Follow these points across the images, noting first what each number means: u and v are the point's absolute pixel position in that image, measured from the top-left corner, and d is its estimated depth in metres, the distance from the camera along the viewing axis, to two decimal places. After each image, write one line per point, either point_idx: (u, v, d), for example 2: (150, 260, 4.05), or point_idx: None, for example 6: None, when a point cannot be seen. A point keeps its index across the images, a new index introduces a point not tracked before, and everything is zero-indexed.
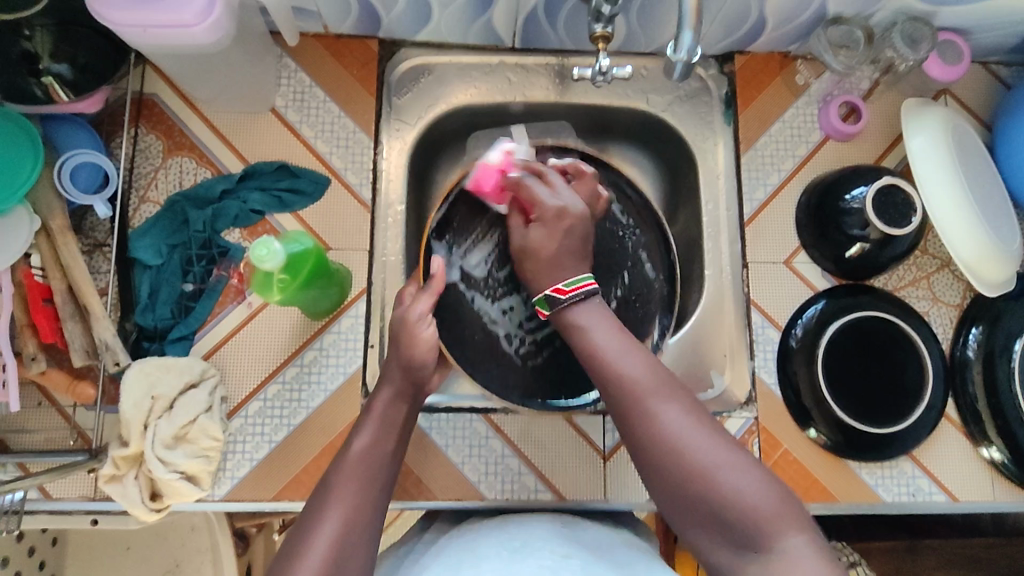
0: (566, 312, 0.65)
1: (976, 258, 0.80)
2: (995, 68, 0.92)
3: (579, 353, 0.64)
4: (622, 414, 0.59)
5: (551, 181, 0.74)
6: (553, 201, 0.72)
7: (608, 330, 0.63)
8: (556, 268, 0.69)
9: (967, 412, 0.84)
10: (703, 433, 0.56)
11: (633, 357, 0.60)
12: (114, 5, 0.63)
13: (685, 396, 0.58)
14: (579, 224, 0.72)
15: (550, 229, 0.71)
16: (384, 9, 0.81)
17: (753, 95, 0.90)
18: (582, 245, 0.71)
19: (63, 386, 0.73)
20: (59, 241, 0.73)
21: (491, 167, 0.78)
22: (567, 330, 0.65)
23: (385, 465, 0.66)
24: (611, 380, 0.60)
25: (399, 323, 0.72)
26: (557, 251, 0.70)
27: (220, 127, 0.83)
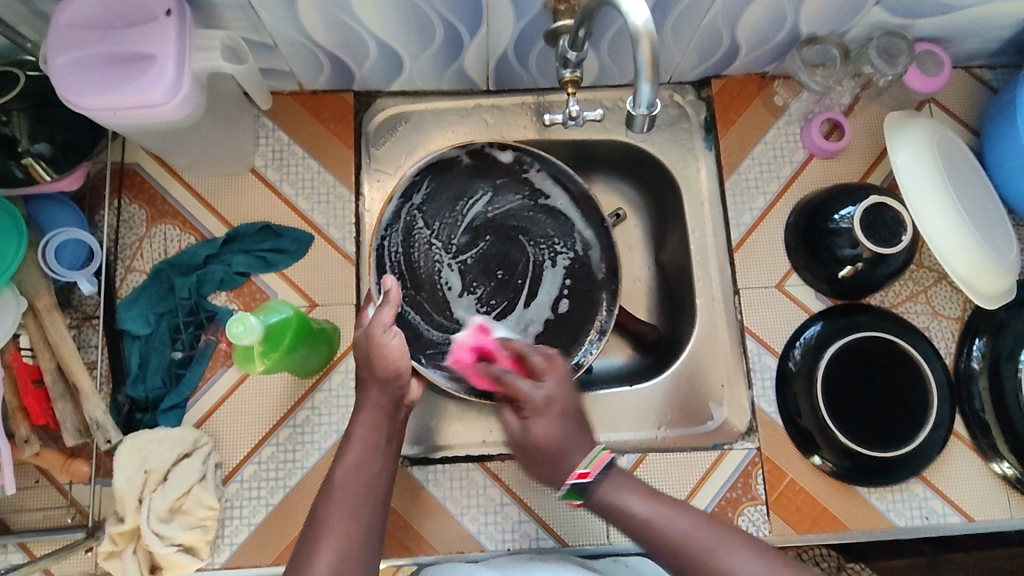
0: (599, 491, 0.65)
1: (972, 272, 0.78)
2: (979, 71, 0.90)
3: (621, 529, 0.65)
4: (691, 572, 0.60)
5: (535, 362, 0.70)
6: (540, 389, 0.67)
7: (642, 497, 0.64)
8: (563, 457, 0.65)
9: (976, 428, 0.81)
10: (778, 572, 0.59)
11: (666, 510, 0.63)
12: (80, 91, 0.63)
13: (746, 540, 0.61)
14: (563, 391, 0.67)
15: (546, 411, 0.66)
16: (355, 63, 0.81)
17: (733, 119, 0.89)
18: (579, 425, 0.67)
19: (58, 465, 0.73)
20: (45, 320, 0.74)
21: None
22: (604, 511, 0.66)
23: (371, 494, 0.66)
24: (663, 545, 0.62)
25: (364, 342, 0.69)
26: (561, 438, 0.65)
27: (200, 192, 0.84)
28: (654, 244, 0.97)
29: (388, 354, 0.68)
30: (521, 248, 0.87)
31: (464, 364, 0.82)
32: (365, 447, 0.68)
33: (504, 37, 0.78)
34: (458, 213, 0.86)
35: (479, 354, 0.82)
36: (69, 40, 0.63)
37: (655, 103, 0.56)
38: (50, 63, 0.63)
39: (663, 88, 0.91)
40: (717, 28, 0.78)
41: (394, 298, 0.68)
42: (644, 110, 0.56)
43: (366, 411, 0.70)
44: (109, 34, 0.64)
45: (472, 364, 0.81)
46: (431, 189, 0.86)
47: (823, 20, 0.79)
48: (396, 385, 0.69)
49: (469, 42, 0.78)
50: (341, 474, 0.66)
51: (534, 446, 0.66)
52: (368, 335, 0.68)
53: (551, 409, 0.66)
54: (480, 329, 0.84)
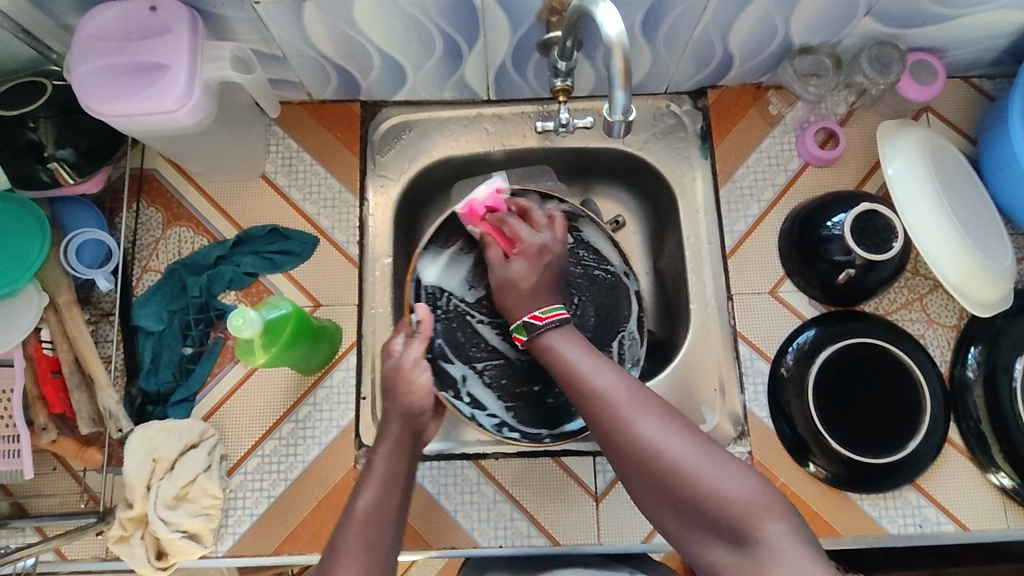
0: (542, 336, 0.67)
1: (965, 279, 0.78)
2: (977, 81, 0.91)
3: (552, 374, 0.66)
4: (602, 425, 0.61)
5: (536, 218, 0.76)
6: (536, 239, 0.73)
7: (583, 355, 0.64)
8: (529, 300, 0.71)
9: (971, 436, 0.81)
10: (680, 436, 0.58)
11: (605, 373, 0.63)
12: (99, 99, 0.68)
13: (661, 406, 0.61)
14: (555, 259, 0.73)
15: (533, 264, 0.72)
16: (361, 74, 0.85)
17: (728, 128, 0.91)
18: (557, 282, 0.72)
19: (72, 452, 0.77)
20: (66, 315, 0.78)
21: (479, 200, 0.77)
22: (541, 355, 0.67)
23: (390, 527, 0.63)
24: (585, 400, 0.62)
25: (392, 373, 0.70)
26: (535, 288, 0.71)
27: (213, 196, 0.88)
28: (652, 251, 0.99)
29: (413, 389, 0.69)
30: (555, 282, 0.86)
31: (472, 216, 0.78)
32: (384, 479, 0.66)
33: (501, 49, 0.81)
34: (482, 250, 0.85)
35: (490, 209, 0.77)
36: (90, 50, 0.68)
37: (630, 109, 0.60)
38: (72, 72, 0.68)
39: (660, 98, 0.93)
40: (710, 39, 0.81)
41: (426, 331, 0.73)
42: (619, 116, 0.60)
43: (384, 446, 0.68)
44: (127, 46, 0.69)
45: (481, 221, 0.77)
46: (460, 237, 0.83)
47: (813, 31, 0.80)
48: (417, 420, 0.69)
49: (468, 53, 0.82)
50: (361, 509, 0.63)
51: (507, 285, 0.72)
52: (397, 367, 0.70)
53: (537, 256, 0.72)
54: (495, 188, 0.78)
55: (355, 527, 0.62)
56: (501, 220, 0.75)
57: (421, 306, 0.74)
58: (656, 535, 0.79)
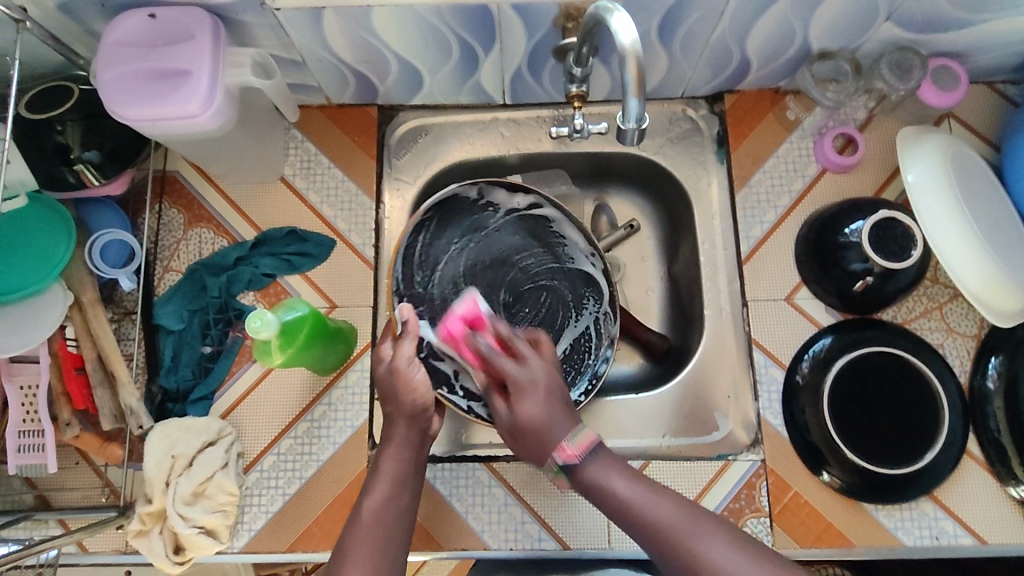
0: (583, 466, 0.63)
1: (984, 288, 0.77)
2: (1001, 86, 0.89)
3: (602, 507, 0.64)
4: (665, 557, 0.59)
5: (520, 347, 0.66)
6: (532, 367, 0.65)
7: (634, 484, 0.62)
8: (549, 430, 0.63)
9: (990, 447, 0.79)
10: (755, 565, 0.57)
11: (662, 501, 0.61)
12: (125, 104, 0.70)
13: (723, 525, 0.60)
14: (556, 379, 0.65)
15: (537, 396, 0.63)
16: (378, 78, 0.86)
17: (745, 133, 0.90)
18: (567, 404, 0.65)
19: (95, 448, 0.79)
20: (89, 314, 0.80)
21: (459, 316, 0.71)
22: (588, 492, 0.63)
23: (393, 536, 0.64)
24: (642, 527, 0.61)
25: (387, 377, 0.68)
26: (546, 417, 0.63)
27: (233, 198, 0.90)
28: (666, 256, 0.99)
29: (415, 388, 0.68)
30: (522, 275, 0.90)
31: (452, 335, 0.71)
32: (393, 483, 0.67)
33: (516, 55, 0.81)
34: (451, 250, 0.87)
35: (471, 325, 0.70)
36: (116, 57, 0.70)
37: (644, 117, 0.60)
38: (98, 78, 0.70)
39: (676, 103, 0.93)
40: (726, 45, 0.80)
41: (415, 329, 0.69)
42: (633, 125, 0.60)
43: (390, 449, 0.68)
44: (152, 52, 0.70)
45: (463, 334, 0.70)
46: (434, 229, 0.85)
47: (832, 36, 0.80)
48: (423, 418, 0.69)
49: (484, 58, 0.82)
50: (369, 510, 0.64)
51: (522, 427, 0.64)
52: (393, 368, 0.67)
53: (536, 385, 0.64)
54: (472, 302, 0.72)
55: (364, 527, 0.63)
56: (478, 341, 0.67)
57: (404, 308, 0.71)
58: None
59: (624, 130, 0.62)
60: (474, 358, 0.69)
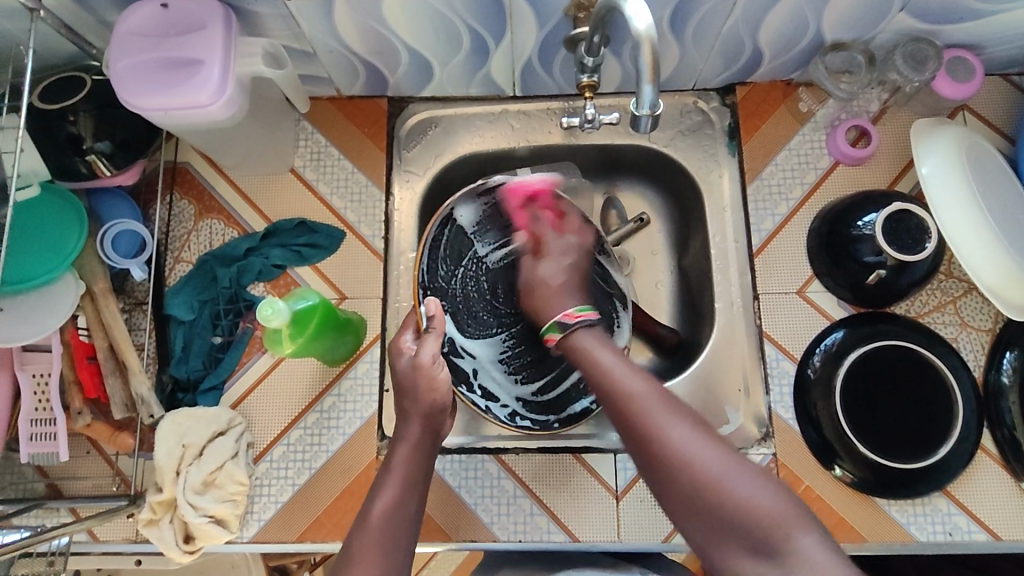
0: (575, 336, 0.66)
1: (1001, 281, 0.76)
2: (1016, 79, 0.89)
3: (585, 376, 0.64)
4: (629, 427, 0.58)
5: (569, 223, 0.79)
6: (561, 241, 0.77)
7: (615, 359, 0.62)
8: (559, 299, 0.71)
9: (1005, 442, 0.79)
10: (711, 445, 0.56)
11: (637, 376, 0.60)
12: (137, 93, 0.70)
13: (687, 410, 0.59)
14: (581, 258, 0.76)
15: (561, 264, 0.74)
16: (388, 70, 0.86)
17: (757, 125, 0.90)
18: (584, 281, 0.74)
19: (106, 437, 0.80)
20: (101, 303, 0.80)
21: (532, 186, 0.83)
22: (573, 359, 0.66)
23: (402, 531, 0.63)
24: (616, 398, 0.60)
25: (408, 374, 0.68)
26: (563, 283, 0.72)
27: (243, 189, 0.90)
28: (677, 249, 0.98)
29: (435, 386, 0.68)
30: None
31: (517, 198, 0.83)
32: (407, 470, 0.66)
33: (528, 45, 0.81)
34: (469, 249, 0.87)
35: (531, 197, 0.83)
36: (128, 47, 0.70)
37: (657, 104, 0.60)
38: (111, 67, 0.70)
39: (687, 95, 0.93)
40: (739, 35, 0.80)
41: (439, 327, 0.70)
42: (646, 111, 0.60)
43: (411, 447, 0.67)
44: (165, 42, 0.71)
45: (519, 201, 0.83)
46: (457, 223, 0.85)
47: (847, 27, 0.79)
48: (438, 416, 0.69)
49: (495, 49, 0.82)
50: (377, 511, 0.63)
51: (533, 285, 0.74)
52: (414, 364, 0.68)
53: (565, 256, 0.75)
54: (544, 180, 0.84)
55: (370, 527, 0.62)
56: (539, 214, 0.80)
57: (431, 300, 0.71)
58: (677, 534, 0.79)
59: (636, 116, 0.61)
60: (523, 221, 0.82)
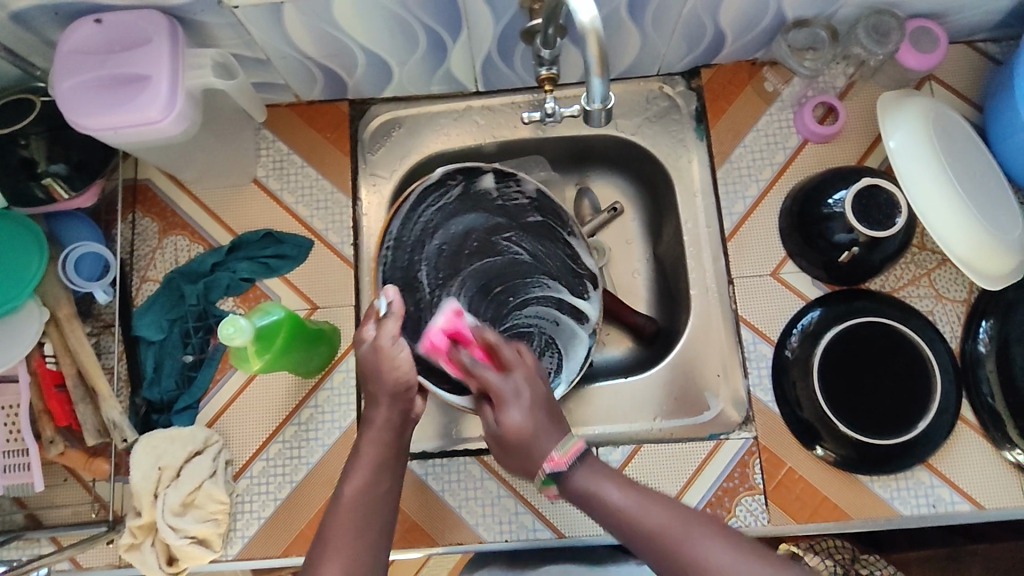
0: (573, 476, 0.61)
1: (972, 252, 0.76)
2: (982, 45, 0.88)
3: (600, 520, 0.61)
4: (665, 566, 0.57)
5: (506, 356, 0.64)
6: (506, 382, 0.62)
7: (621, 490, 0.60)
8: (535, 446, 0.61)
9: (985, 412, 0.78)
10: (752, 559, 0.55)
11: (653, 508, 0.59)
12: (84, 113, 0.68)
13: (718, 527, 0.58)
14: (537, 386, 0.63)
15: (523, 407, 0.61)
16: (346, 73, 0.84)
17: (723, 107, 0.89)
18: (551, 410, 0.63)
19: (81, 464, 0.79)
20: (66, 329, 0.79)
21: (438, 334, 0.66)
22: (579, 501, 0.62)
23: (374, 538, 0.62)
24: (642, 536, 0.58)
25: (370, 356, 0.65)
26: (535, 429, 0.61)
27: (206, 203, 0.88)
28: (651, 236, 0.97)
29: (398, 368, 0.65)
30: (521, 276, 0.86)
31: (437, 351, 0.66)
32: (384, 477, 0.65)
33: (486, 39, 0.79)
34: (428, 227, 0.82)
35: (454, 339, 0.66)
36: (73, 66, 0.68)
37: (609, 97, 0.60)
38: (56, 89, 0.68)
39: (653, 81, 0.91)
40: (700, 18, 0.78)
41: (399, 311, 0.67)
42: (598, 105, 0.60)
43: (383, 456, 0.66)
44: (109, 59, 0.68)
45: (445, 348, 0.66)
46: (420, 200, 0.80)
47: (807, 4, 0.78)
48: (405, 398, 0.66)
49: (453, 45, 0.80)
50: (344, 502, 0.63)
51: (509, 438, 0.62)
52: (374, 347, 0.65)
53: (522, 400, 0.62)
54: (454, 312, 0.68)
55: (340, 519, 0.61)
56: (466, 359, 0.64)
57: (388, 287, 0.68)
58: None
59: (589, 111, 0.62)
60: (460, 374, 0.66)
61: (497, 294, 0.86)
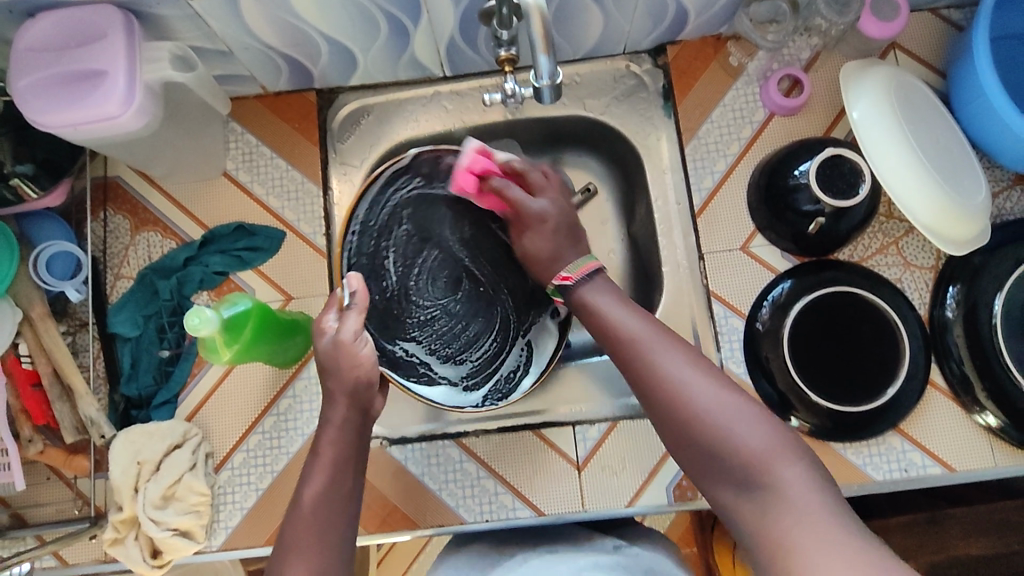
0: (580, 290, 0.70)
1: (936, 218, 0.76)
2: (946, 12, 0.88)
3: (589, 328, 0.69)
4: (632, 368, 0.63)
5: (534, 179, 0.75)
6: (539, 206, 0.73)
7: (616, 305, 0.67)
8: (557, 263, 0.73)
9: (954, 377, 0.79)
10: (705, 377, 0.60)
11: (635, 317, 0.65)
12: (44, 111, 0.68)
13: (690, 351, 0.63)
14: (567, 214, 0.74)
15: (548, 207, 0.73)
16: (310, 62, 0.84)
17: (689, 84, 0.89)
18: (571, 238, 0.73)
19: (61, 461, 0.79)
20: (40, 328, 0.79)
21: (470, 167, 0.75)
22: (580, 310, 0.70)
23: (341, 529, 0.63)
24: (616, 339, 0.65)
25: (329, 354, 0.66)
26: (555, 249, 0.73)
27: (177, 198, 0.88)
28: (625, 216, 0.98)
29: (360, 363, 0.66)
30: (484, 266, 0.86)
31: (471, 175, 0.75)
32: (358, 462, 0.66)
33: (447, 23, 0.79)
34: (397, 210, 0.84)
35: (482, 176, 0.75)
36: (29, 64, 0.68)
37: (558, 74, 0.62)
38: (14, 87, 0.68)
39: (619, 59, 0.91)
40: None
41: (362, 304, 0.67)
42: (546, 82, 0.61)
43: (357, 441, 0.67)
44: (65, 55, 0.68)
45: (473, 185, 0.77)
46: (381, 193, 0.83)
47: None
48: (365, 394, 0.67)
49: (414, 30, 0.80)
50: (308, 499, 0.63)
51: (537, 246, 0.74)
52: (335, 342, 0.65)
53: (556, 201, 0.74)
54: (480, 150, 0.75)
55: (313, 511, 0.62)
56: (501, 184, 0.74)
57: (349, 277, 0.68)
58: (640, 498, 0.80)
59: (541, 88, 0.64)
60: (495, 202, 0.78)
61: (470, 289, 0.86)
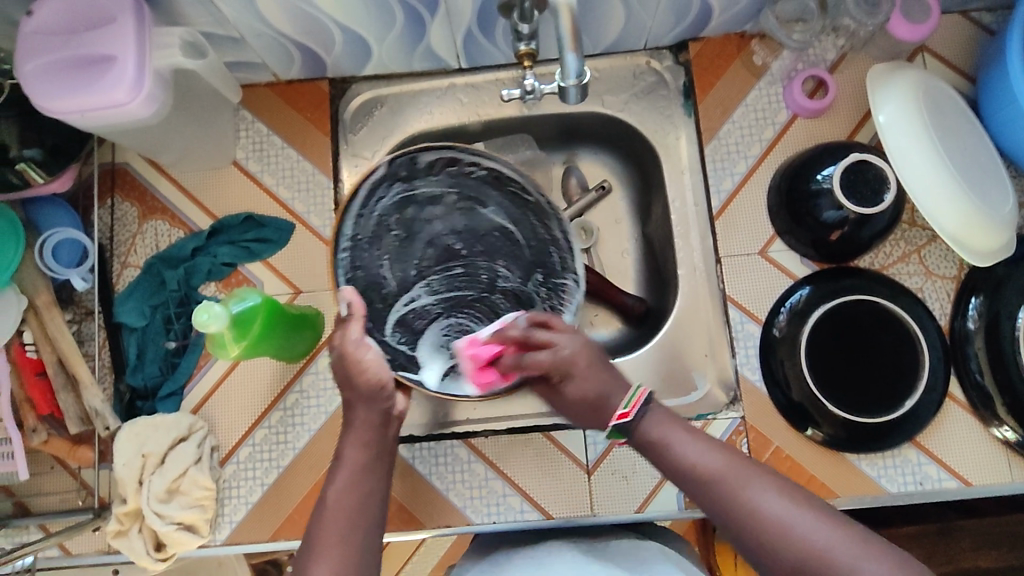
0: (641, 426, 0.65)
1: (964, 229, 0.74)
2: (977, 15, 0.86)
3: (664, 468, 0.64)
4: (714, 504, 0.60)
5: (538, 336, 0.68)
6: (561, 342, 0.68)
7: (688, 440, 0.63)
8: (605, 402, 0.68)
9: (973, 390, 0.78)
10: (805, 509, 0.57)
11: (713, 454, 0.62)
12: (51, 96, 0.66)
13: (779, 478, 0.60)
14: (592, 349, 0.69)
15: (579, 351, 0.68)
16: (324, 51, 0.82)
17: (711, 83, 0.87)
18: (610, 368, 0.69)
19: (65, 452, 0.78)
20: (45, 317, 0.78)
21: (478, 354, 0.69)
22: (648, 449, 0.65)
23: (367, 526, 0.62)
24: (695, 479, 0.61)
25: (355, 365, 0.66)
26: (601, 390, 0.67)
27: (186, 187, 0.87)
28: (640, 216, 0.96)
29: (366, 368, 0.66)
30: (486, 246, 0.83)
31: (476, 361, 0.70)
32: (366, 463, 0.65)
33: (465, 15, 0.77)
34: (383, 219, 0.79)
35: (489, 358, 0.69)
36: (38, 47, 0.66)
37: (584, 74, 0.61)
38: (21, 70, 0.66)
39: (640, 55, 0.89)
40: None
41: (360, 311, 0.66)
42: (573, 81, 0.61)
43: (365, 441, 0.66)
44: (74, 39, 0.67)
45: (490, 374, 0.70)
46: (365, 205, 0.76)
47: None
48: (383, 398, 0.66)
49: (431, 20, 0.78)
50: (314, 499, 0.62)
51: (580, 402, 0.69)
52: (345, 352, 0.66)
53: (575, 341, 0.68)
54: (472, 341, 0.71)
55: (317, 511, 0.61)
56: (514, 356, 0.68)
57: (344, 290, 0.67)
58: (649, 505, 0.79)
59: (565, 87, 0.63)
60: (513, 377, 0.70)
61: (464, 278, 0.83)
